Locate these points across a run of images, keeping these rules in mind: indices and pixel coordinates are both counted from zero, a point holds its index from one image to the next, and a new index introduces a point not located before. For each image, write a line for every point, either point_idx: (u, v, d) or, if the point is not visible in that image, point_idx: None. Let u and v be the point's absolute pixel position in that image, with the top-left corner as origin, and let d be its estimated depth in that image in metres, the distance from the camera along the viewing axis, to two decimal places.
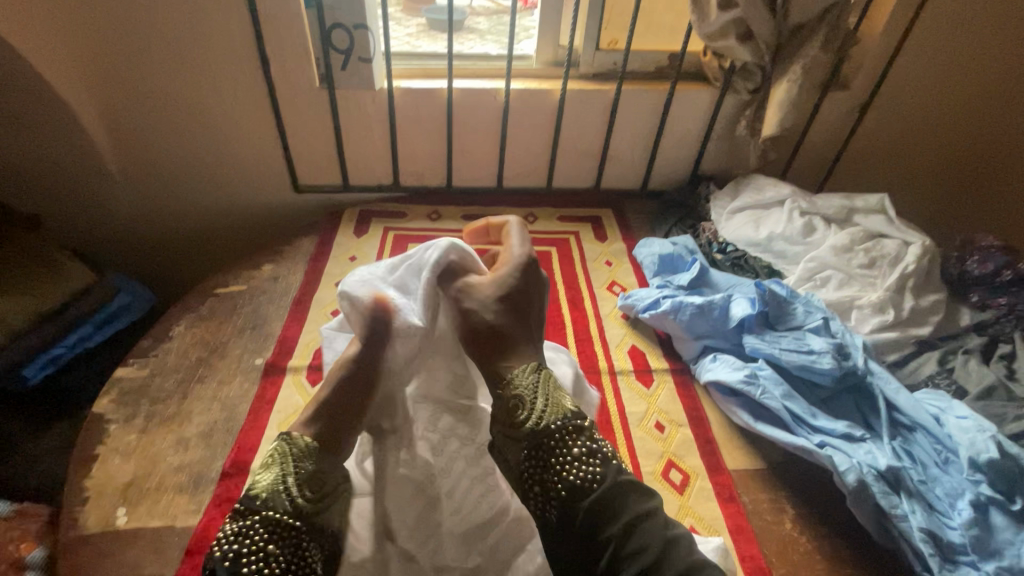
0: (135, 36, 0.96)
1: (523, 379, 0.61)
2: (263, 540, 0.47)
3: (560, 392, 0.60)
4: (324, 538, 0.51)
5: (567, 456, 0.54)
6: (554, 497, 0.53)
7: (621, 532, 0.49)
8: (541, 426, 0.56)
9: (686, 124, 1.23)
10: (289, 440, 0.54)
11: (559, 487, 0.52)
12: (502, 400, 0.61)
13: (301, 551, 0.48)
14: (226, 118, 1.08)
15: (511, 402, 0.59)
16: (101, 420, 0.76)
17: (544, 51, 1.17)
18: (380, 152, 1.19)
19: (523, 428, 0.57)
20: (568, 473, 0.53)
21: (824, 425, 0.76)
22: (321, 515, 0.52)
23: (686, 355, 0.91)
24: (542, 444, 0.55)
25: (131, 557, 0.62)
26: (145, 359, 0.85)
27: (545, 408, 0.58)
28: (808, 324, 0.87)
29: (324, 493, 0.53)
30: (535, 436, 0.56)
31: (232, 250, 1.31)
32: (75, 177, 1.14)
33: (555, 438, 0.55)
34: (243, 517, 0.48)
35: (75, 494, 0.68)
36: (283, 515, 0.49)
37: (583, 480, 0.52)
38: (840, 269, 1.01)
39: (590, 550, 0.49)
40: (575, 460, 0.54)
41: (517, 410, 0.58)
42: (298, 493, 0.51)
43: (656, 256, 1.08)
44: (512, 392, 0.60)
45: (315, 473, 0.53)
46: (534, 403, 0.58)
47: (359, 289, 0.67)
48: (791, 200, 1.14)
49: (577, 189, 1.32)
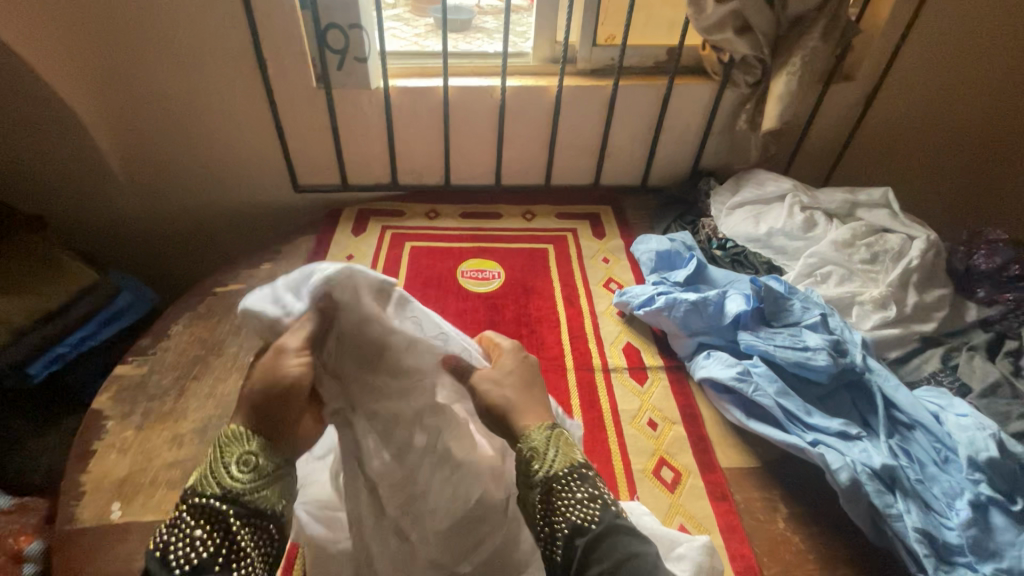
0: (134, 40, 0.97)
1: (535, 433, 0.53)
2: (188, 528, 0.43)
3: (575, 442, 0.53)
4: (260, 520, 0.45)
5: (571, 497, 0.49)
6: (559, 541, 0.48)
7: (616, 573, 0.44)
8: (551, 472, 0.51)
9: (686, 119, 1.21)
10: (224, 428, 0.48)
11: (561, 530, 0.48)
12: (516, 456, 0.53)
13: (231, 535, 0.43)
14: (226, 120, 1.10)
15: (523, 453, 0.52)
16: (100, 417, 0.78)
17: (541, 47, 1.17)
18: (378, 152, 1.19)
19: (535, 476, 0.51)
20: (570, 515, 0.48)
21: (818, 423, 0.75)
22: (256, 496, 0.45)
23: (681, 353, 0.90)
24: (551, 490, 0.50)
25: (124, 550, 0.64)
26: (144, 357, 0.86)
27: (558, 457, 0.51)
28: (805, 320, 0.86)
29: (259, 473, 0.46)
30: (545, 483, 0.50)
31: (234, 249, 1.33)
32: (81, 179, 1.17)
33: (562, 483, 0.50)
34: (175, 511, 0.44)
35: (73, 488, 0.69)
36: (214, 503, 0.44)
37: (584, 520, 0.48)
38: (841, 264, 0.99)
39: None
40: (580, 502, 0.49)
41: (530, 462, 0.52)
42: (227, 476, 0.45)
43: (653, 252, 1.07)
44: (527, 443, 0.52)
45: (249, 456, 0.47)
46: (546, 456, 0.51)
47: (266, 307, 0.53)
48: (792, 195, 1.12)
49: (576, 186, 1.31)
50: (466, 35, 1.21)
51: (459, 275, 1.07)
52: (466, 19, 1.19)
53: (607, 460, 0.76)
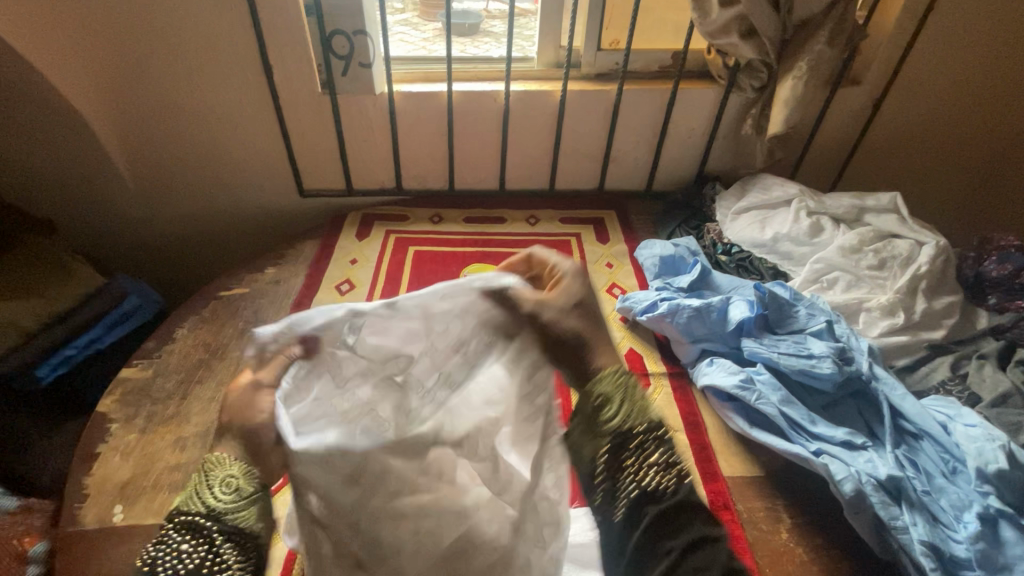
0: (142, 47, 0.99)
1: (608, 380, 0.47)
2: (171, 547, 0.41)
3: None
4: (239, 543, 0.41)
5: (647, 460, 0.44)
6: (623, 503, 0.43)
7: (686, 554, 0.41)
8: (626, 425, 0.45)
9: (691, 123, 1.21)
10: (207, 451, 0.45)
11: (631, 492, 0.43)
12: (581, 400, 0.47)
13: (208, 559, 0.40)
14: (233, 127, 1.11)
15: (593, 397, 0.46)
16: (104, 419, 0.79)
17: (545, 53, 1.17)
18: (382, 156, 1.20)
19: (607, 426, 0.45)
20: (644, 478, 0.44)
21: (823, 432, 0.74)
22: (235, 518, 0.42)
23: (685, 359, 0.89)
24: (624, 445, 0.44)
25: (124, 553, 0.64)
26: (149, 360, 0.87)
27: (635, 409, 0.46)
28: (810, 328, 0.85)
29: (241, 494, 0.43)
30: (619, 437, 0.45)
31: (240, 252, 1.34)
32: (91, 185, 1.18)
33: (638, 440, 0.45)
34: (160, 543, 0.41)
35: (76, 491, 0.70)
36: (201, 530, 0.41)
37: (658, 487, 0.43)
38: (848, 270, 0.98)
39: (652, 562, 0.41)
40: (655, 467, 0.44)
41: (601, 406, 0.46)
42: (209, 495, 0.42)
43: (657, 257, 1.06)
44: (599, 388, 0.46)
45: (234, 480, 0.43)
46: (620, 407, 0.45)
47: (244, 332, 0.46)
48: (798, 200, 1.11)
49: (581, 191, 1.31)
50: (473, 40, 1.22)
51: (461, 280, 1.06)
52: (473, 23, 1.20)
53: None
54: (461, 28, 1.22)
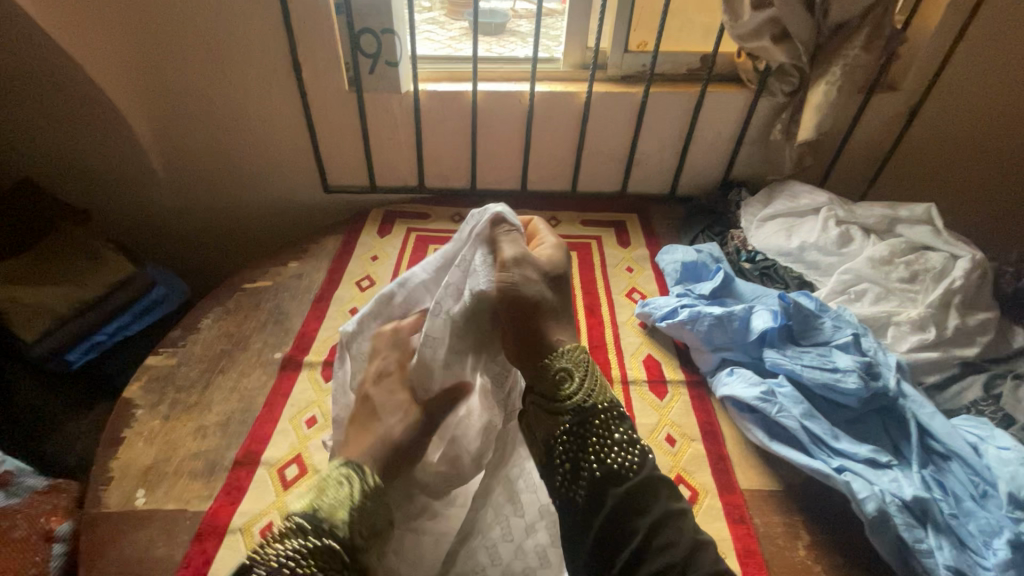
0: (177, 43, 1.01)
1: (566, 353, 0.58)
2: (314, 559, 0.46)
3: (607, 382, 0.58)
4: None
5: (609, 441, 0.53)
6: (585, 474, 0.52)
7: (651, 529, 0.47)
8: (588, 406, 0.55)
9: (718, 127, 1.19)
10: (362, 468, 0.54)
11: (594, 469, 0.51)
12: (545, 380, 0.57)
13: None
14: (260, 120, 1.13)
15: (555, 375, 0.57)
16: (130, 405, 0.81)
17: (571, 54, 1.16)
18: (406, 155, 1.21)
19: (569, 402, 0.55)
20: (607, 458, 0.52)
21: (846, 448, 0.72)
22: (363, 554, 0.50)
23: (704, 368, 0.88)
24: (586, 420, 0.54)
25: (146, 536, 0.66)
26: (174, 348, 0.89)
27: (593, 391, 0.56)
28: (836, 340, 0.83)
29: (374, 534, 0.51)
30: (581, 411, 0.55)
31: (263, 245, 1.36)
32: (124, 176, 1.22)
33: (599, 422, 0.54)
34: (304, 538, 0.47)
35: (102, 473, 0.72)
36: (339, 548, 0.48)
37: (621, 467, 0.51)
38: (877, 282, 0.95)
39: (615, 535, 0.48)
40: (616, 446, 0.53)
41: (564, 384, 0.56)
42: (360, 528, 0.50)
43: (679, 263, 1.05)
44: (557, 365, 0.57)
45: (373, 515, 0.52)
46: (577, 385, 0.56)
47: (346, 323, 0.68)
48: (827, 208, 1.08)
49: (603, 193, 1.30)
50: (499, 39, 1.22)
51: None
52: (499, 22, 1.20)
53: None
54: (487, 27, 1.22)
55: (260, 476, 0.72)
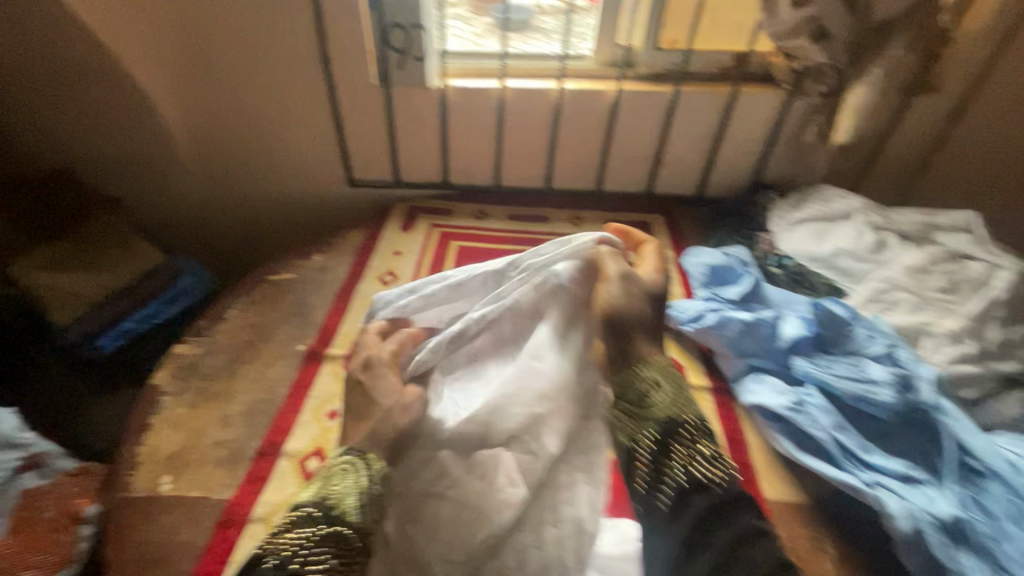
0: (210, 35, 1.02)
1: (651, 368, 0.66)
2: (319, 546, 0.54)
3: (689, 397, 0.65)
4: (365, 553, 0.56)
5: (695, 450, 0.60)
6: (671, 481, 0.59)
7: (733, 545, 0.54)
8: (674, 416, 0.62)
9: (750, 128, 1.16)
10: (366, 456, 0.63)
11: (681, 475, 0.59)
12: (634, 387, 0.64)
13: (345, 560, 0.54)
14: (290, 114, 1.14)
15: (644, 385, 0.65)
16: (157, 391, 0.82)
17: (601, 50, 1.14)
18: (431, 150, 1.20)
19: (658, 411, 0.62)
20: (693, 467, 0.59)
21: (878, 463, 0.70)
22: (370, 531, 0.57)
23: (730, 374, 0.86)
24: (667, 426, 0.61)
25: (170, 522, 0.67)
26: (200, 337, 0.90)
27: (678, 402, 0.64)
28: (869, 351, 0.80)
29: (379, 512, 0.59)
30: (662, 420, 0.62)
31: (288, 237, 1.37)
32: (155, 166, 1.24)
33: (686, 431, 0.61)
34: (313, 522, 0.55)
35: (128, 459, 0.74)
36: (346, 529, 0.56)
37: (705, 476, 0.59)
38: (913, 291, 0.92)
39: (700, 544, 0.54)
40: (701, 457, 0.60)
41: (647, 395, 0.64)
42: (362, 509, 0.57)
43: (705, 266, 1.02)
44: (644, 376, 0.65)
45: (379, 496, 0.60)
46: (664, 392, 0.64)
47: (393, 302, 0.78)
48: (861, 213, 1.05)
49: (628, 193, 1.28)
50: (525, 34, 1.21)
51: None
52: (526, 17, 1.19)
53: None
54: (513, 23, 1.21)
55: (282, 467, 0.73)
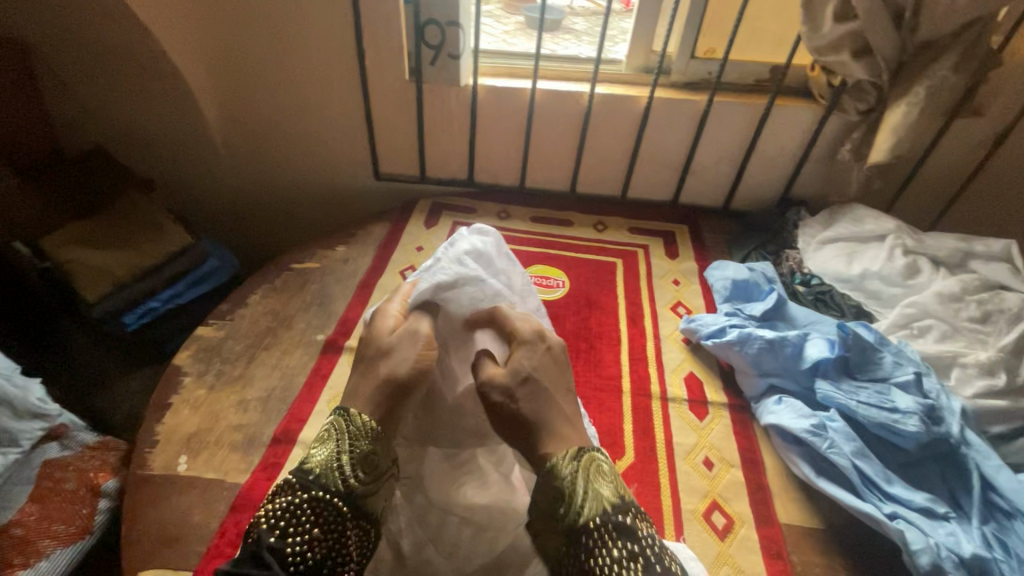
0: (248, 22, 1.03)
1: (563, 463, 0.54)
2: (308, 522, 0.50)
3: (602, 476, 0.53)
4: (363, 522, 0.53)
5: (607, 558, 0.48)
6: None
7: None
8: (581, 520, 0.51)
9: (782, 142, 1.14)
10: (348, 415, 0.57)
11: None
12: (543, 487, 0.54)
13: (340, 535, 0.51)
14: (322, 104, 1.14)
15: (553, 489, 0.53)
16: (178, 371, 0.84)
17: (635, 56, 1.13)
18: (458, 147, 1.20)
19: (566, 517, 0.52)
20: None
21: (899, 494, 0.68)
22: (367, 498, 0.54)
23: (749, 392, 0.84)
24: (578, 541, 0.50)
25: (185, 502, 0.68)
26: (223, 321, 0.92)
27: (586, 497, 0.52)
28: (895, 378, 0.78)
29: (375, 476, 0.55)
30: (573, 534, 0.51)
31: (311, 225, 1.39)
32: (187, 150, 1.26)
33: (595, 536, 0.50)
34: (293, 491, 0.52)
35: (148, 437, 0.75)
36: (332, 493, 0.52)
37: None
38: (944, 319, 0.90)
39: None
40: (615, 566, 0.48)
41: (558, 503, 0.53)
42: (351, 474, 0.54)
43: (729, 280, 1.01)
44: (555, 478, 0.53)
45: (371, 455, 0.55)
46: (575, 497, 0.52)
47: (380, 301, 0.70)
48: (894, 236, 1.02)
49: (654, 201, 1.27)
50: (556, 35, 1.21)
51: None
52: (556, 19, 1.20)
53: (653, 495, 0.73)
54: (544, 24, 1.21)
55: (296, 455, 0.74)
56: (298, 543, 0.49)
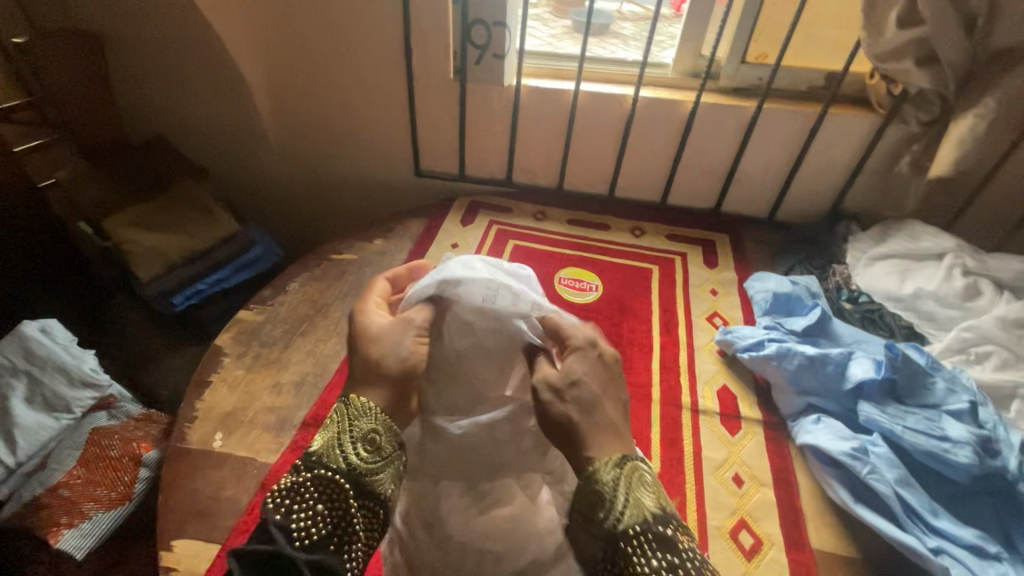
0: (301, 18, 1.06)
1: (604, 469, 0.50)
2: (311, 501, 0.48)
3: (647, 484, 0.49)
4: (372, 504, 0.50)
5: (646, 567, 0.44)
6: None
7: None
8: (619, 527, 0.47)
9: (835, 152, 1.09)
10: (350, 400, 0.54)
11: None
12: (582, 490, 0.51)
13: (347, 516, 0.49)
14: (368, 101, 1.17)
15: (591, 494, 0.50)
16: (219, 351, 0.87)
17: (683, 60, 1.10)
18: (498, 147, 1.21)
19: (605, 523, 0.48)
20: None
21: (945, 529, 0.64)
22: (373, 478, 0.51)
23: (786, 410, 0.81)
24: (617, 550, 0.47)
25: (218, 476, 0.71)
26: (263, 306, 0.95)
27: (626, 503, 0.48)
28: (947, 405, 0.73)
29: (381, 457, 0.52)
30: (611, 540, 0.47)
31: (352, 218, 1.42)
32: (239, 142, 1.31)
33: (635, 544, 0.46)
34: (297, 471, 0.50)
35: (188, 412, 0.78)
36: (335, 471, 0.50)
37: None
38: (1005, 346, 0.84)
39: None
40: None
41: (596, 509, 0.49)
42: (355, 453, 0.51)
43: (770, 293, 0.98)
44: (594, 482, 0.50)
45: (373, 434, 0.52)
46: (615, 503, 0.48)
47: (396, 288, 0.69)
48: (953, 255, 0.96)
49: (695, 209, 1.24)
50: (603, 39, 1.20)
51: (556, 281, 1.05)
52: (604, 23, 1.19)
53: (678, 509, 0.70)
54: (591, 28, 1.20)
55: None
56: (305, 519, 0.47)
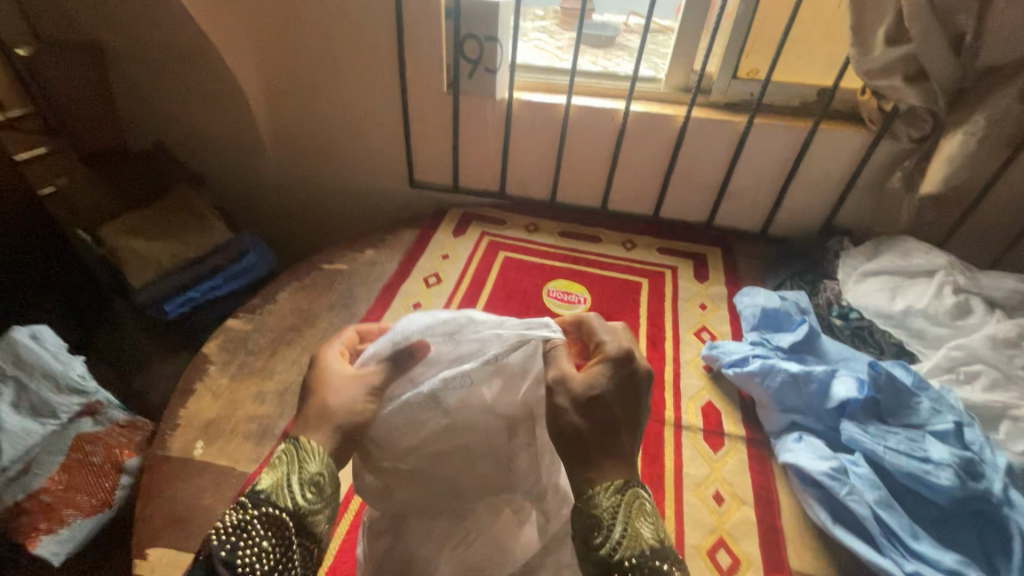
0: (297, 32, 1.08)
1: (604, 497, 0.47)
2: (256, 543, 0.44)
3: (648, 514, 0.47)
4: (312, 543, 0.48)
5: None
6: None
7: None
8: (614, 558, 0.45)
9: (827, 167, 1.09)
10: (297, 438, 0.49)
11: None
12: (578, 511, 0.49)
13: (288, 557, 0.45)
14: (363, 113, 1.19)
15: (588, 518, 0.48)
16: (205, 359, 0.88)
17: (674, 74, 1.11)
18: (491, 159, 1.22)
19: (599, 551, 0.46)
20: None
21: (925, 552, 0.63)
22: (316, 519, 0.48)
23: (769, 428, 0.80)
24: None
25: (197, 485, 0.71)
26: (252, 315, 0.96)
27: (624, 534, 0.46)
28: (932, 425, 0.72)
29: (328, 496, 0.49)
30: (605, 569, 0.45)
31: (348, 228, 1.44)
32: (236, 152, 1.33)
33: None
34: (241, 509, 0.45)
35: (171, 419, 0.79)
36: (280, 509, 0.46)
37: None
38: (995, 366, 0.82)
39: None
40: None
41: (591, 534, 0.47)
42: (304, 494, 0.47)
43: (758, 308, 0.97)
44: (592, 507, 0.48)
45: (320, 476, 0.48)
46: (612, 532, 0.46)
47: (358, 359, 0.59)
48: (944, 272, 0.95)
49: (687, 223, 1.24)
50: (608, 51, 1.22)
51: (545, 293, 1.05)
52: (609, 36, 1.21)
53: None
54: (596, 40, 1.22)
55: None
56: (243, 561, 0.43)
